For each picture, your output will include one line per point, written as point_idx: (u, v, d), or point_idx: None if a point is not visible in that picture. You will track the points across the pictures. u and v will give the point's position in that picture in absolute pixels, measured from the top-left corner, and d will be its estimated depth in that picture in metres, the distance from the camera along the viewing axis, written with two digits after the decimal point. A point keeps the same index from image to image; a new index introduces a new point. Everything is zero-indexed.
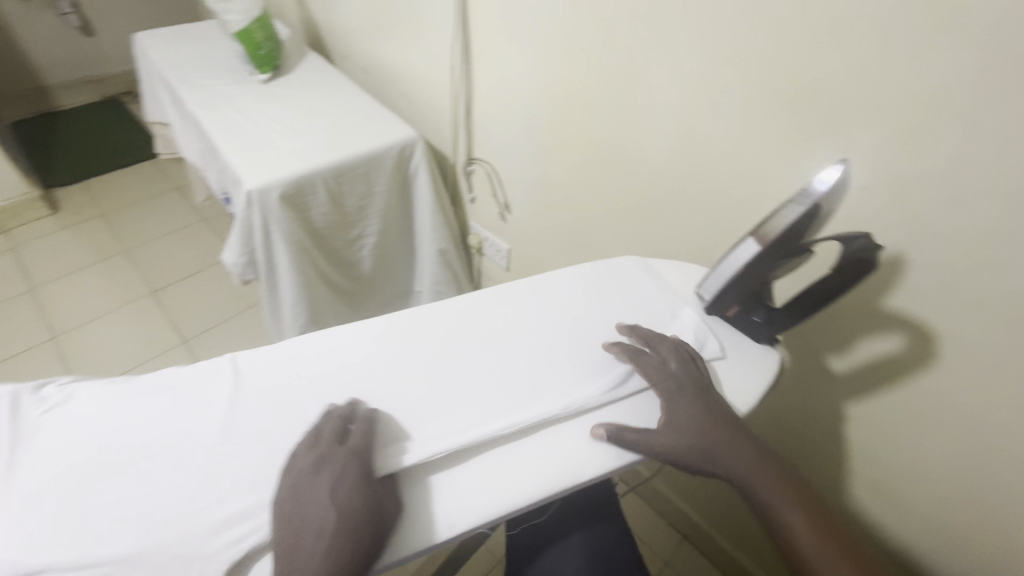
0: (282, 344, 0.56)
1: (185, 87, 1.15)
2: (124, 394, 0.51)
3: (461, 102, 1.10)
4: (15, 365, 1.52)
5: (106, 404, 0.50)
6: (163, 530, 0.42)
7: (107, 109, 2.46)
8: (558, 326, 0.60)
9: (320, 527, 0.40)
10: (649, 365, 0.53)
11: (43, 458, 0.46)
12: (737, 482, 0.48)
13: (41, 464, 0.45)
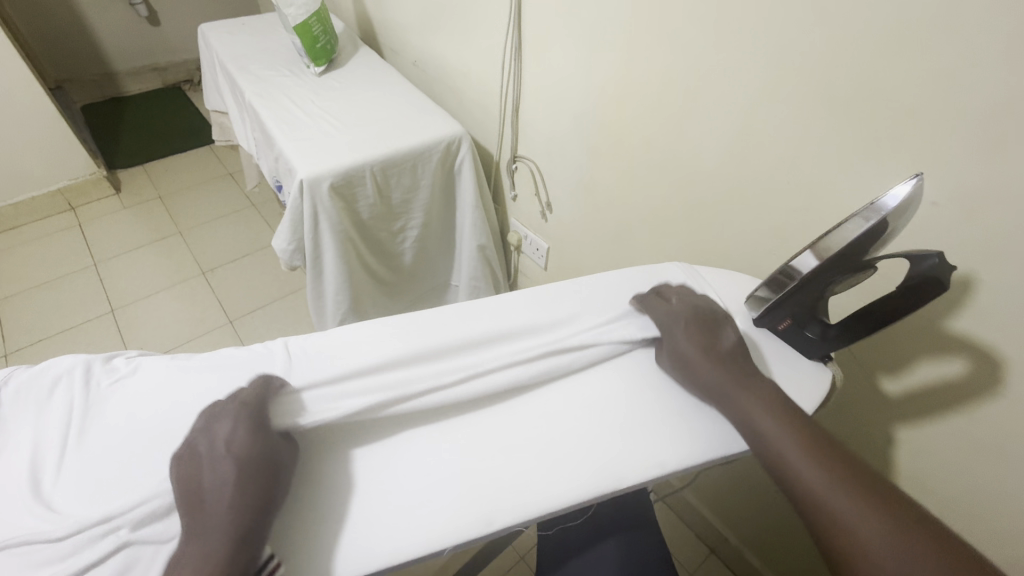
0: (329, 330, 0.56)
1: (245, 77, 1.19)
2: (184, 368, 0.53)
3: (509, 99, 1.10)
4: (78, 335, 1.63)
5: (169, 377, 0.52)
6: None
7: (169, 96, 2.59)
8: (593, 312, 0.60)
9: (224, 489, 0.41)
10: (658, 311, 0.57)
11: (109, 426, 0.49)
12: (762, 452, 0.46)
13: (111, 432, 0.48)
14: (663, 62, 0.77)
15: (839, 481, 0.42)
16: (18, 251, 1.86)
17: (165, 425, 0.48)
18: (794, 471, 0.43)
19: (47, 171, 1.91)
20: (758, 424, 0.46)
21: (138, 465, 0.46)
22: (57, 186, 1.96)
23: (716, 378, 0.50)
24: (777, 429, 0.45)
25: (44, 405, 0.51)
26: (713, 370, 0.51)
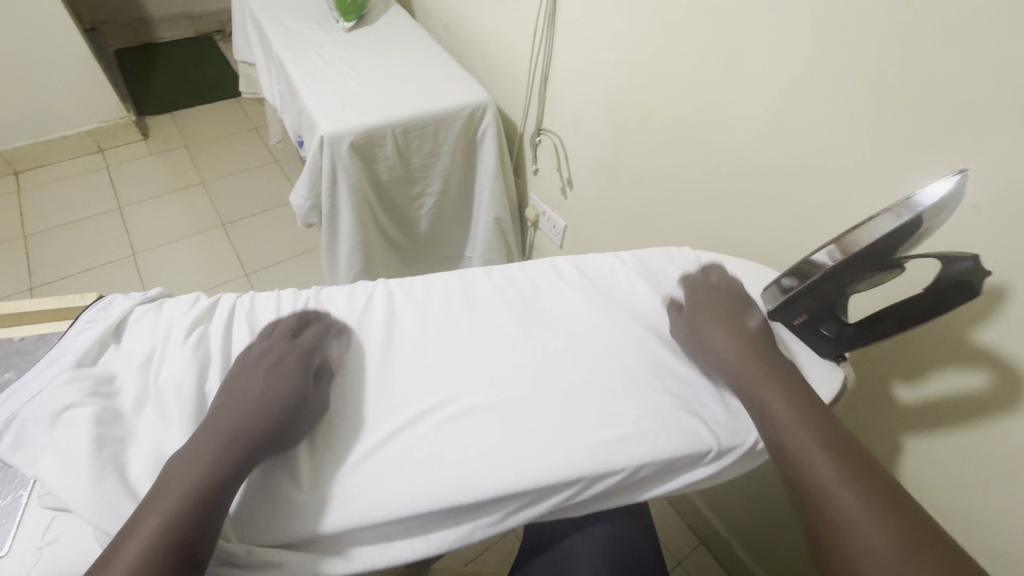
0: (372, 383, 0.49)
1: (273, 29, 1.18)
2: (166, 358, 0.48)
3: (539, 69, 1.07)
4: (100, 275, 1.67)
5: (143, 377, 0.46)
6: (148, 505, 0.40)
7: (200, 45, 2.58)
8: (640, 347, 0.54)
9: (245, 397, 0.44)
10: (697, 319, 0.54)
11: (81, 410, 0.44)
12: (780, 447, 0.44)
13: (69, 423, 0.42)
14: (702, 39, 0.73)
15: (884, 511, 0.39)
16: (46, 189, 1.90)
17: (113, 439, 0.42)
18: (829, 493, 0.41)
19: (77, 111, 1.93)
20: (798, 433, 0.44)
21: (72, 455, 0.41)
22: (86, 128, 1.98)
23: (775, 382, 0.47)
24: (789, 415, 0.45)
25: (62, 351, 0.48)
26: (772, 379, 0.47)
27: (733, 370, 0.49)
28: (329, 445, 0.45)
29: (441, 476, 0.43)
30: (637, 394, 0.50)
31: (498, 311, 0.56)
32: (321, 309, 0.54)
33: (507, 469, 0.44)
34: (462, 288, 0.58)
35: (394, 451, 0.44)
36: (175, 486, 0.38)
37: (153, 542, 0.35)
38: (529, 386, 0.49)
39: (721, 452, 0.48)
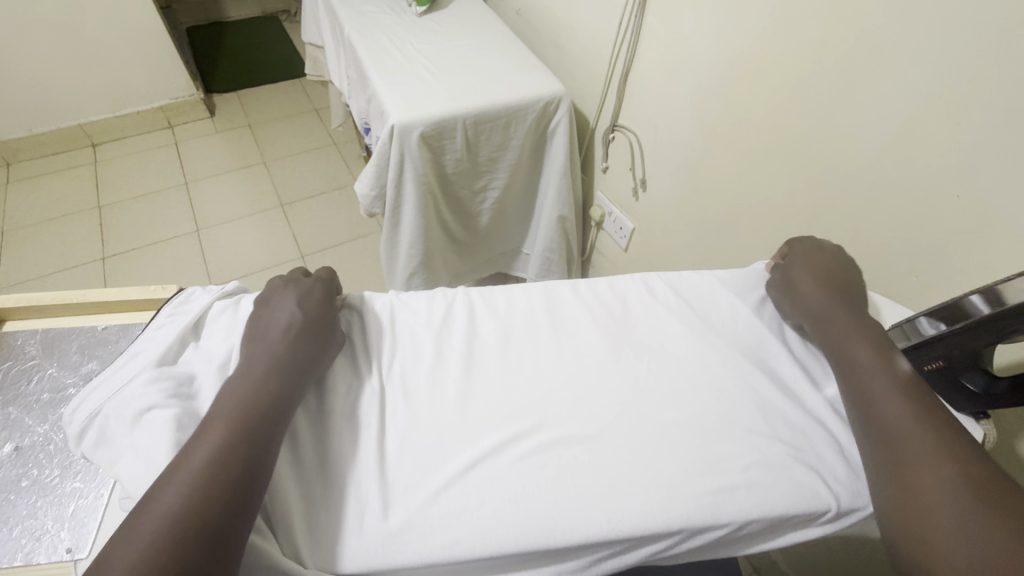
0: (452, 404, 0.45)
1: (347, 12, 1.16)
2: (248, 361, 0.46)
3: (620, 62, 1.00)
4: (166, 249, 1.72)
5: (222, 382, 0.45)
6: None
7: (266, 25, 2.62)
8: (748, 383, 0.48)
9: (270, 328, 0.46)
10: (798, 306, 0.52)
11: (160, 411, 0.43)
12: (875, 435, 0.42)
13: (147, 427, 0.41)
14: (822, 37, 0.66)
15: (967, 486, 0.37)
16: (120, 162, 1.98)
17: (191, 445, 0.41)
18: (926, 465, 0.38)
19: (152, 87, 2.00)
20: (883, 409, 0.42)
21: (149, 461, 0.39)
22: (158, 105, 2.05)
23: (874, 358, 0.45)
24: (875, 391, 0.43)
25: (142, 346, 0.47)
26: (872, 355, 0.46)
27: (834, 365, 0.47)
28: (403, 470, 0.42)
29: (525, 515, 0.40)
30: (745, 438, 0.45)
31: (588, 328, 0.52)
32: (399, 319, 0.52)
33: (597, 516, 0.40)
34: (548, 302, 0.54)
35: (481, 476, 0.41)
36: (223, 413, 0.39)
37: (207, 461, 0.36)
38: (623, 420, 0.45)
39: (839, 514, 0.42)
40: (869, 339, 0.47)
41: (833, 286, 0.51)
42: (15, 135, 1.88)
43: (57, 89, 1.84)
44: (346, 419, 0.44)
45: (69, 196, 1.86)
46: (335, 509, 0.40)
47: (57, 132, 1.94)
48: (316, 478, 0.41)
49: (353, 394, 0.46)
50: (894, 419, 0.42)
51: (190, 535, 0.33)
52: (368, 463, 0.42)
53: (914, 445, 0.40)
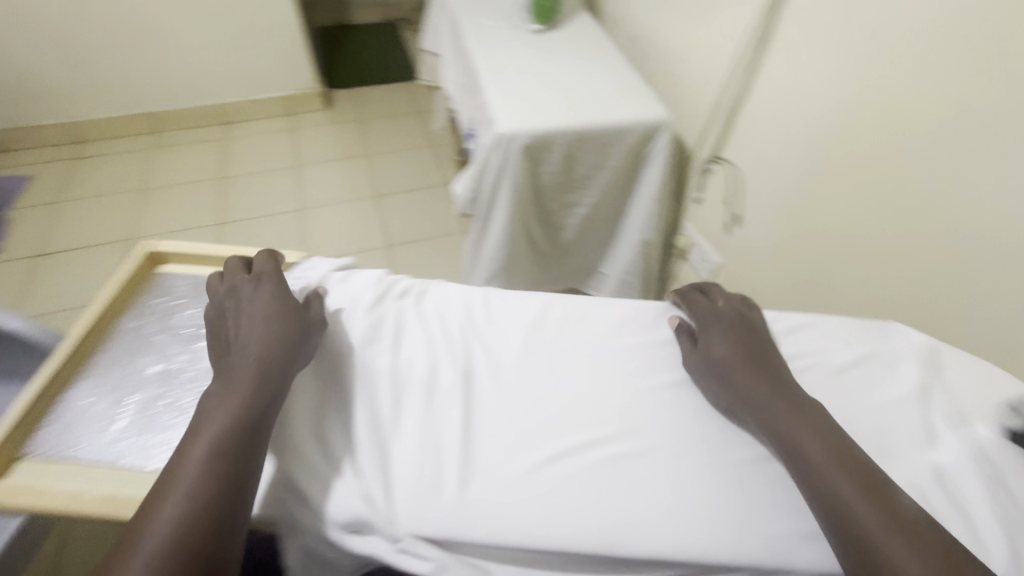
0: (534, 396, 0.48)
1: (468, 24, 1.23)
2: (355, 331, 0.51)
3: (731, 94, 1.00)
4: (271, 223, 1.89)
5: (333, 348, 0.50)
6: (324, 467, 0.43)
7: (385, 30, 2.84)
8: None
9: (247, 324, 0.48)
10: (700, 356, 0.50)
11: None
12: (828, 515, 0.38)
13: None
14: (965, 87, 0.63)
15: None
16: (245, 140, 2.20)
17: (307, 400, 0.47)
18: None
19: (281, 77, 2.21)
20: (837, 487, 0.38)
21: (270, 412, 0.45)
22: (285, 94, 2.26)
23: (814, 444, 0.41)
24: (826, 463, 0.40)
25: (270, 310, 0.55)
26: (805, 428, 0.42)
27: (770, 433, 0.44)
28: (482, 449, 0.44)
29: (591, 515, 0.41)
30: None
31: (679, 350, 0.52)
32: (494, 309, 0.55)
33: (663, 531, 0.40)
34: (648, 318, 0.55)
35: (557, 471, 0.43)
36: (207, 423, 0.41)
37: (201, 460, 0.39)
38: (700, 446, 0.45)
39: None
40: (798, 417, 0.43)
41: (738, 351, 0.49)
42: (167, 107, 2.16)
43: (205, 70, 2.09)
44: (434, 393, 0.47)
45: (200, 165, 2.09)
46: (417, 476, 0.42)
47: (199, 109, 2.20)
48: (404, 441, 0.44)
49: (443, 371, 0.48)
50: (856, 529, 0.37)
51: (196, 531, 0.36)
52: (452, 437, 0.44)
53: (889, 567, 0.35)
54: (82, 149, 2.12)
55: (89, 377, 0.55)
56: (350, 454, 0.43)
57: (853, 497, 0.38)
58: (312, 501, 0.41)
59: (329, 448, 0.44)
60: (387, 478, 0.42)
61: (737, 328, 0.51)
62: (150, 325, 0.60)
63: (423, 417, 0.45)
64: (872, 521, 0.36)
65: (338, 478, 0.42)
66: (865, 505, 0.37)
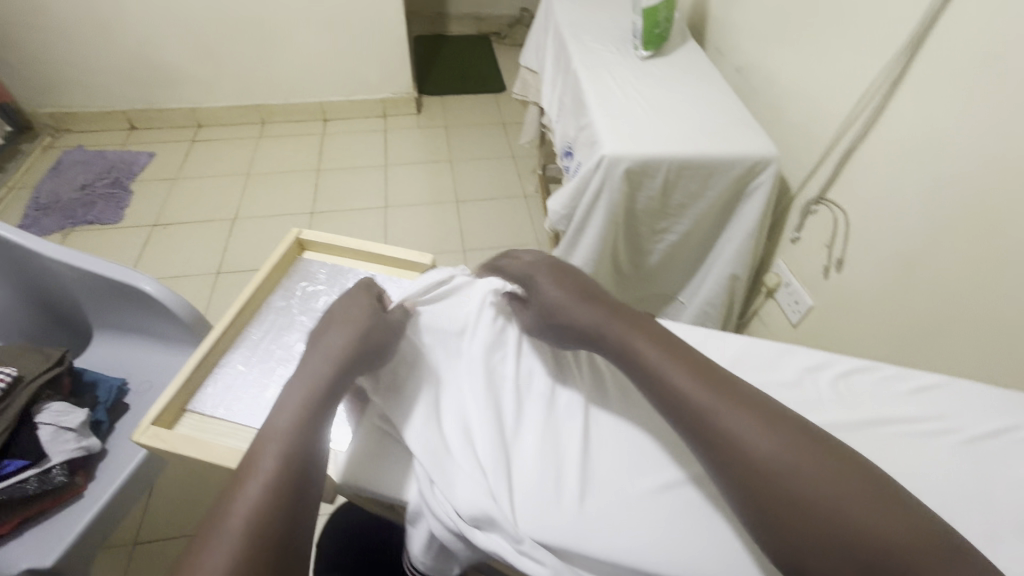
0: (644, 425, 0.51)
1: (576, 46, 1.26)
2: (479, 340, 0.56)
3: (847, 136, 0.97)
4: (357, 217, 2.00)
5: (459, 353, 0.55)
6: (456, 456, 0.46)
7: (478, 42, 2.94)
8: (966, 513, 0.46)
9: (323, 334, 0.52)
10: (554, 309, 0.53)
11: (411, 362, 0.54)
12: (744, 470, 0.41)
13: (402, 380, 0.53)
14: None
15: (852, 501, 0.38)
16: (340, 137, 2.34)
17: (438, 393, 0.52)
18: (799, 492, 0.39)
19: (381, 81, 2.34)
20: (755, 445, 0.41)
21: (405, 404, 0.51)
22: (381, 96, 2.39)
23: (670, 366, 0.47)
24: (728, 417, 0.43)
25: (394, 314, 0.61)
26: (688, 385, 0.46)
27: (669, 396, 0.46)
28: (596, 468, 0.47)
29: (694, 548, 0.43)
30: None
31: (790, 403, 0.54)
32: None
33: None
34: (757, 361, 0.58)
35: (667, 502, 0.46)
36: (279, 424, 0.44)
37: (267, 478, 0.40)
38: None
39: None
40: (648, 340, 0.49)
41: (568, 287, 0.54)
42: (276, 101, 2.33)
43: (314, 70, 2.25)
44: (555, 409, 0.51)
45: (300, 157, 2.24)
46: (539, 483, 0.45)
47: (304, 105, 2.36)
48: (527, 448, 0.48)
49: (565, 391, 0.53)
50: (736, 439, 0.42)
51: (262, 545, 0.37)
52: (573, 451, 0.48)
53: (772, 470, 0.40)
54: (199, 132, 2.32)
55: (239, 348, 0.63)
56: (481, 451, 0.47)
57: (720, 409, 0.44)
58: (444, 489, 0.44)
59: (460, 442, 0.47)
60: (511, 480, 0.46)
61: (558, 267, 0.56)
62: (292, 309, 0.67)
63: (545, 428, 0.49)
64: (743, 427, 0.42)
65: (469, 471, 0.45)
66: (731, 411, 0.43)
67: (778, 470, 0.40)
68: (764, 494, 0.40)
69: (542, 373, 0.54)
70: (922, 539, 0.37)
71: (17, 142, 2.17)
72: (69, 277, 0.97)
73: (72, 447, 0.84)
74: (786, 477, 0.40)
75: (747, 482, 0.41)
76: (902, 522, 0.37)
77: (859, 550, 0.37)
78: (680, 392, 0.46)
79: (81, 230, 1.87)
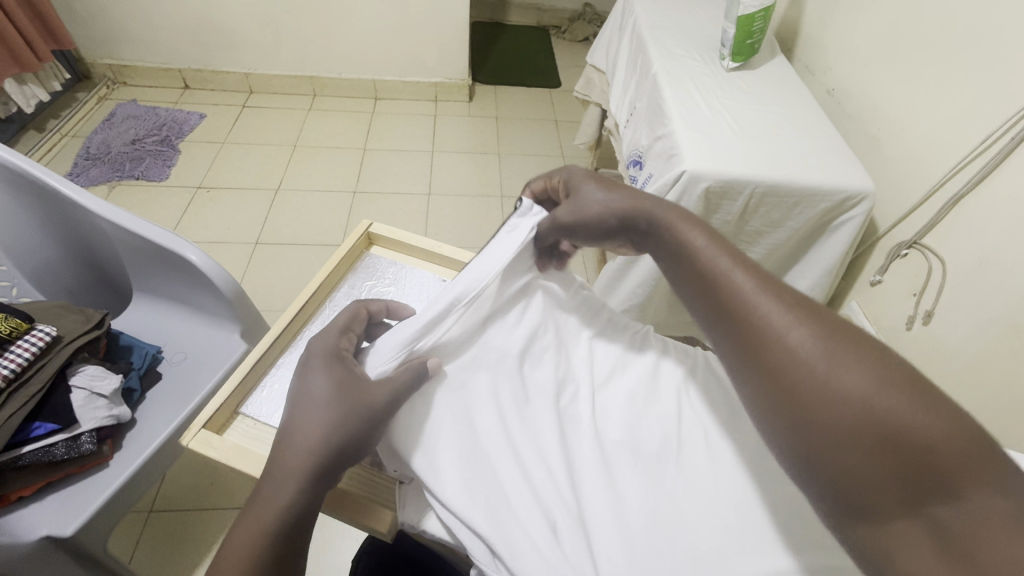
0: (716, 476, 0.49)
1: (658, 48, 1.18)
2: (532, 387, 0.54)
3: (958, 179, 0.88)
4: (400, 202, 1.95)
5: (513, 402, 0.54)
6: (496, 522, 0.46)
7: (537, 34, 2.87)
8: None
9: (312, 383, 0.46)
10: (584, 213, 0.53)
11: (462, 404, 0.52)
12: (780, 356, 0.35)
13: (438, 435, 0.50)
14: None
15: (914, 393, 0.31)
16: (390, 117, 2.30)
17: (497, 444, 0.51)
18: (830, 375, 0.33)
19: (437, 64, 2.29)
20: (791, 328, 0.35)
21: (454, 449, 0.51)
22: (435, 80, 2.34)
23: (706, 250, 0.42)
24: (759, 296, 0.38)
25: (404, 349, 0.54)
26: (717, 264, 0.41)
27: (699, 278, 0.42)
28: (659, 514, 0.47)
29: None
30: None
31: None
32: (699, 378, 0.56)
33: None
34: None
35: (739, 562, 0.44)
36: (297, 452, 0.42)
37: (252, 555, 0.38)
38: None
39: None
40: (682, 224, 0.45)
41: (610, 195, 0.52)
42: (329, 74, 2.30)
43: (371, 46, 2.21)
44: (627, 455, 0.51)
45: (348, 133, 2.21)
46: (592, 541, 0.45)
47: (356, 81, 2.32)
48: (599, 501, 0.47)
49: (643, 432, 0.52)
50: (763, 322, 0.36)
51: None
52: (632, 503, 0.47)
53: (801, 350, 0.34)
54: (250, 98, 2.30)
55: (296, 347, 0.63)
56: (530, 503, 0.47)
57: (752, 292, 0.38)
58: (506, 560, 0.44)
59: (526, 507, 0.47)
60: (589, 535, 0.46)
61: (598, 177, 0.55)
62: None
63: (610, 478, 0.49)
64: (774, 312, 0.37)
65: (539, 544, 0.45)
66: (761, 293, 0.38)
67: (804, 356, 0.34)
68: (783, 380, 0.34)
69: (611, 415, 0.54)
70: (971, 445, 0.30)
71: (74, 90, 2.19)
72: (115, 237, 0.94)
73: (103, 415, 0.81)
74: (815, 362, 0.34)
75: (767, 370, 0.35)
76: (942, 417, 0.30)
77: (888, 448, 0.30)
78: (710, 273, 0.41)
79: (127, 184, 1.87)
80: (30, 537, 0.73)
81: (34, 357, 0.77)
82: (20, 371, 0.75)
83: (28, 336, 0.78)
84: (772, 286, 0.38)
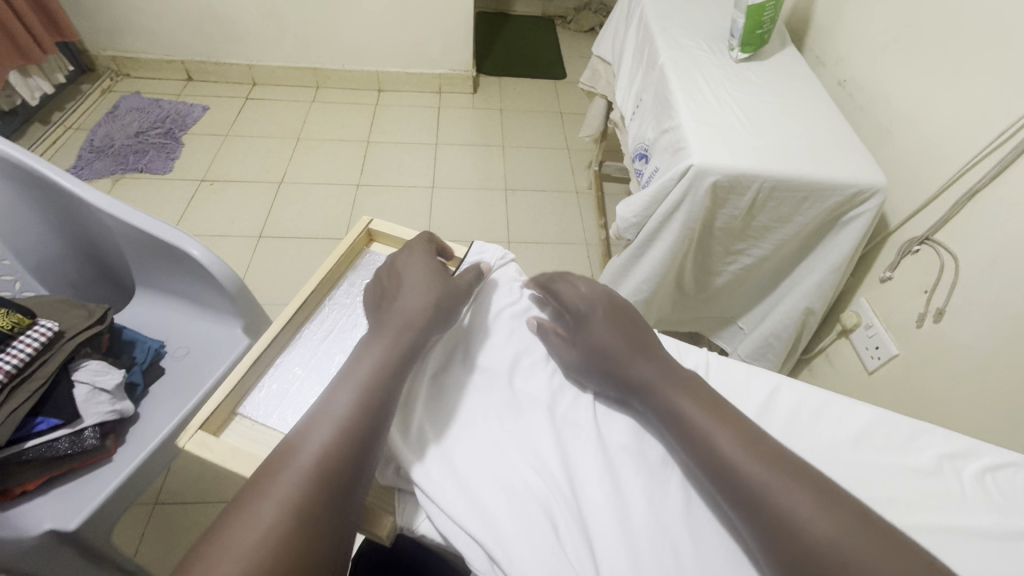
0: None
1: (665, 38, 1.16)
2: (531, 392, 0.55)
3: (973, 174, 0.85)
4: (403, 195, 1.94)
5: (513, 406, 0.54)
6: (493, 525, 0.45)
7: (542, 25, 2.84)
8: None
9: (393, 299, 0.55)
10: (598, 333, 0.53)
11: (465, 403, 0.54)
12: (809, 553, 0.38)
13: (434, 438, 0.51)
14: None
15: None
16: (393, 110, 2.28)
17: (497, 445, 0.50)
18: (851, 565, 0.36)
19: (441, 56, 2.26)
20: (813, 525, 0.38)
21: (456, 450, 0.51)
22: (439, 72, 2.32)
23: (710, 432, 0.45)
24: (776, 486, 0.41)
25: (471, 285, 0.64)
26: (727, 447, 0.44)
27: (716, 458, 0.44)
28: (663, 516, 0.46)
29: None
30: None
31: (913, 486, 0.50)
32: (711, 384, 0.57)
33: None
34: (884, 442, 0.53)
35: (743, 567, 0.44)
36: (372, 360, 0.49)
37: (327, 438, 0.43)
38: None
39: None
40: (689, 401, 0.48)
41: (619, 331, 0.53)
42: (332, 66, 2.28)
43: (375, 38, 2.19)
44: (632, 457, 0.50)
45: (351, 126, 2.19)
46: (590, 548, 0.44)
47: (360, 73, 2.30)
48: (602, 505, 0.46)
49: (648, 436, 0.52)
50: (788, 520, 0.39)
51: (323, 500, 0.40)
52: (637, 506, 0.47)
53: (826, 551, 0.37)
54: (253, 91, 2.29)
55: (295, 347, 0.63)
56: (530, 504, 0.46)
57: (768, 483, 0.41)
58: (505, 568, 0.43)
59: (527, 513, 0.46)
60: (591, 540, 0.45)
61: (619, 308, 0.55)
62: (356, 307, 0.67)
63: (611, 481, 0.48)
64: (793, 503, 0.40)
65: (539, 543, 0.44)
66: (774, 484, 0.41)
67: (831, 555, 0.37)
68: None
69: (612, 418, 0.53)
70: None
71: (78, 82, 2.18)
72: (117, 232, 0.94)
73: (106, 410, 0.81)
74: (838, 556, 0.37)
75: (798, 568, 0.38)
76: None
77: None
78: (726, 455, 0.43)
79: (130, 177, 1.87)
80: (34, 531, 0.74)
81: (35, 352, 0.77)
82: (21, 367, 0.75)
83: (29, 332, 0.78)
84: (782, 475, 0.41)
